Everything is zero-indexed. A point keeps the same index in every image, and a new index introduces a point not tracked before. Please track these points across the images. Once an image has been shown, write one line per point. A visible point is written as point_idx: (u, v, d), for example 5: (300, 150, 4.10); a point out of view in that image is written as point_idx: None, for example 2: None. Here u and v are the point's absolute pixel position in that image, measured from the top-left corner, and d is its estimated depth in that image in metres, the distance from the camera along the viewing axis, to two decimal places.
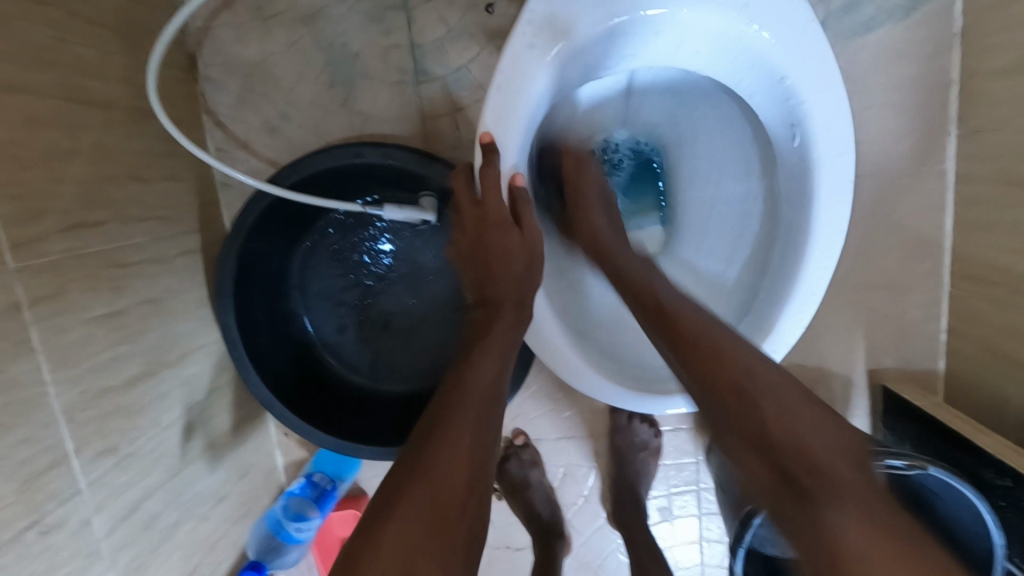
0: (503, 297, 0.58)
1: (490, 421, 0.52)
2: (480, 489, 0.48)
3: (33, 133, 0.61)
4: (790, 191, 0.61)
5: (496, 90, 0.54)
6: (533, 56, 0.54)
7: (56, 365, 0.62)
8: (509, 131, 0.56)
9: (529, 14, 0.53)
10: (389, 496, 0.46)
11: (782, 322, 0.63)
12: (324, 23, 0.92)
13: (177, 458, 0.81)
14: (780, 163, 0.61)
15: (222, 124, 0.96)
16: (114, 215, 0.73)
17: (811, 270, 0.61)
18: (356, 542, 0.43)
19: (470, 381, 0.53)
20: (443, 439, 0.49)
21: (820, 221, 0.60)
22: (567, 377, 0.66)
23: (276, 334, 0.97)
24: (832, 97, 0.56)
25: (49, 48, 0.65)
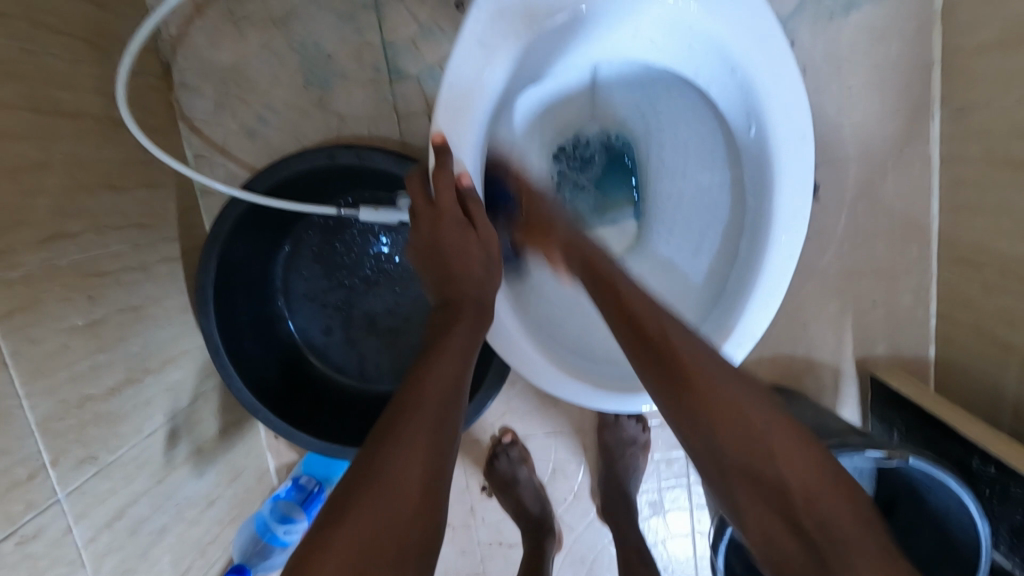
0: (465, 298, 0.58)
1: (446, 422, 0.52)
2: (435, 489, 0.48)
3: (0, 148, 0.62)
4: (753, 180, 0.61)
5: (448, 88, 0.56)
6: (483, 55, 0.55)
7: (32, 378, 0.63)
8: (464, 129, 0.57)
9: (476, 12, 0.54)
10: (342, 501, 0.46)
11: (747, 317, 0.62)
12: (296, 25, 0.91)
13: (163, 463, 0.82)
14: (741, 153, 0.61)
15: (199, 130, 0.96)
16: (90, 225, 0.74)
17: (774, 263, 0.61)
18: (305, 550, 0.43)
19: (427, 382, 0.53)
20: (398, 442, 0.48)
21: (783, 210, 0.59)
22: (533, 379, 0.66)
23: (260, 339, 0.97)
24: (789, 85, 0.56)
25: (14, 61, 0.66)
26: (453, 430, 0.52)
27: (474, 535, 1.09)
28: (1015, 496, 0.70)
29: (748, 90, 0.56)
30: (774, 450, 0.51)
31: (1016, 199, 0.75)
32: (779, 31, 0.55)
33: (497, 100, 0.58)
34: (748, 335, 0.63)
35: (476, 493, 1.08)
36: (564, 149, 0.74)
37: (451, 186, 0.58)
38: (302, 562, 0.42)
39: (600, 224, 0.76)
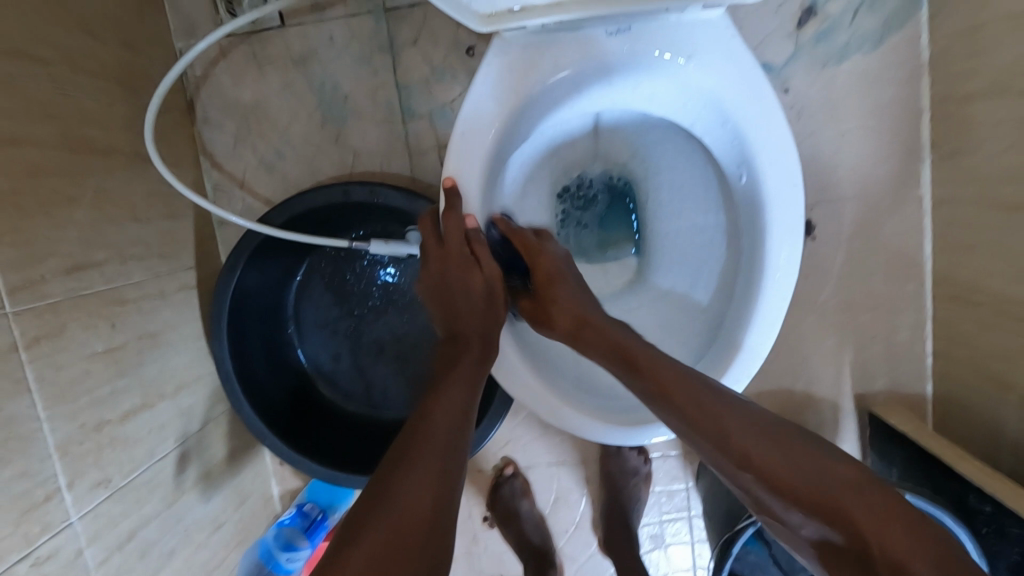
0: (467, 332, 0.62)
1: (454, 451, 0.53)
2: (445, 514, 0.50)
3: (36, 183, 0.66)
4: (747, 223, 0.64)
5: (458, 137, 0.60)
6: (491, 105, 0.59)
7: (55, 401, 0.65)
8: (470, 174, 0.61)
9: (487, 68, 0.59)
10: (355, 526, 0.47)
11: (749, 342, 0.64)
12: (315, 67, 0.97)
13: (173, 487, 0.83)
14: (736, 198, 0.65)
15: (219, 164, 1.01)
16: (114, 255, 0.78)
17: (767, 306, 0.63)
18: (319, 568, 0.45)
19: (436, 412, 0.55)
20: (412, 468, 0.51)
21: (775, 255, 0.62)
22: (538, 412, 0.67)
23: (271, 365, 1.00)
24: (777, 133, 0.59)
25: (52, 103, 0.70)
26: (462, 457, 0.54)
27: (475, 564, 1.09)
28: (1010, 533, 0.71)
29: (740, 138, 0.60)
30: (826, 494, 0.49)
31: (1008, 240, 0.78)
32: (767, 87, 0.58)
33: (503, 143, 0.62)
34: (744, 373, 0.64)
35: (478, 522, 1.08)
36: (567, 189, 0.77)
37: (460, 227, 0.61)
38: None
39: (604, 259, 0.79)
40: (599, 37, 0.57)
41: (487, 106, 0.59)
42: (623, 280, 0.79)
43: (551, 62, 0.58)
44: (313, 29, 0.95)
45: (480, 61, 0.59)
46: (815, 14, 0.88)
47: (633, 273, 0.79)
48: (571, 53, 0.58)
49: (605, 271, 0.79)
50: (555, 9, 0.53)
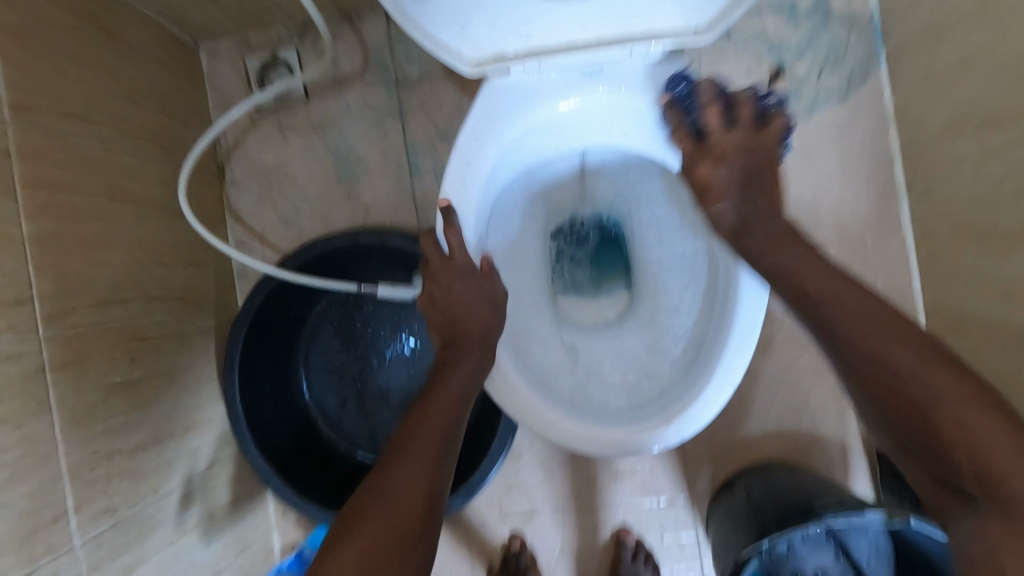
0: (468, 336, 0.65)
1: (447, 447, 0.58)
2: (436, 506, 0.54)
3: (77, 225, 0.74)
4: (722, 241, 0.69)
5: (454, 165, 0.64)
6: (482, 135, 0.64)
7: (71, 425, 0.69)
8: (468, 197, 0.65)
9: (481, 104, 0.64)
10: (355, 514, 0.51)
11: (728, 356, 0.64)
12: (333, 132, 1.08)
13: (175, 526, 0.84)
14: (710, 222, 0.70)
15: (243, 220, 1.10)
16: (139, 295, 0.84)
17: (743, 312, 0.65)
18: (320, 558, 0.48)
19: (430, 413, 0.60)
20: (407, 461, 0.55)
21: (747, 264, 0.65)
22: (531, 425, 0.65)
23: (278, 410, 1.03)
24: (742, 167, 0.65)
25: (99, 158, 0.80)
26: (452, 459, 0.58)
27: None
28: None
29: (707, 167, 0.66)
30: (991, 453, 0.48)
31: (989, 268, 0.81)
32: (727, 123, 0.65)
33: (495, 170, 0.67)
34: (728, 381, 0.63)
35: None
36: (561, 229, 0.83)
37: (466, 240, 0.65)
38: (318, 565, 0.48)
39: (598, 293, 0.84)
40: (579, 80, 0.64)
41: (481, 136, 0.64)
42: (616, 311, 0.82)
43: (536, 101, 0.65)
44: (332, 101, 1.07)
45: (474, 100, 0.64)
46: (782, 73, 0.97)
47: (624, 307, 0.82)
48: (550, 90, 0.65)
49: (598, 304, 0.83)
50: (531, 58, 0.61)
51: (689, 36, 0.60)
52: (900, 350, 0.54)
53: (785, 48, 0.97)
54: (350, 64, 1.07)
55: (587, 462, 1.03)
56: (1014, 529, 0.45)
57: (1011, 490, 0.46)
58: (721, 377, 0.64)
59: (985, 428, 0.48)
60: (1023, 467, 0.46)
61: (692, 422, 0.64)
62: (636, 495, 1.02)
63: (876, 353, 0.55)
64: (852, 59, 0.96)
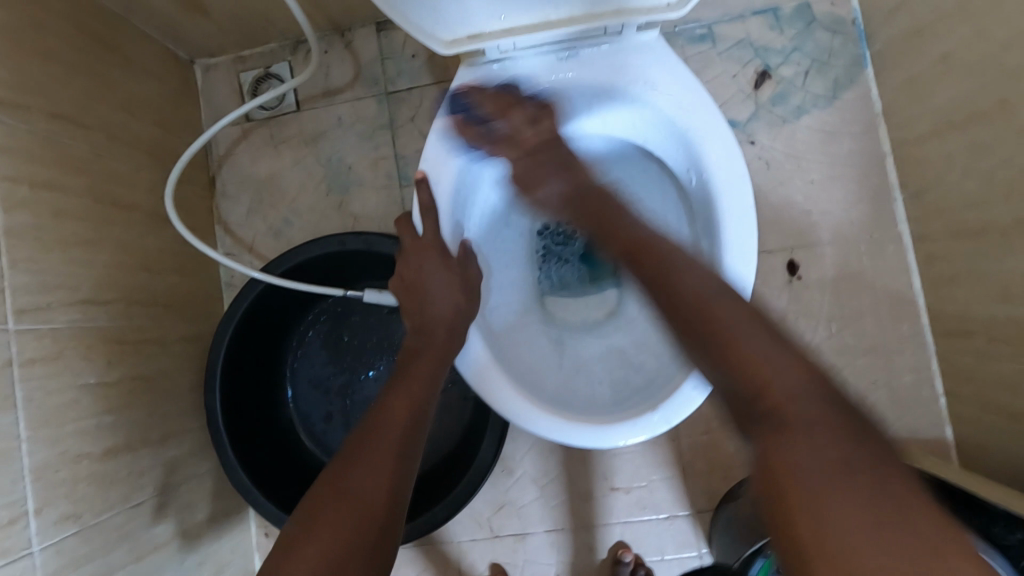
0: (440, 317, 0.64)
1: (410, 442, 0.57)
2: (399, 501, 0.53)
3: (58, 224, 0.74)
4: (705, 220, 0.66)
5: (435, 136, 0.64)
6: (458, 118, 0.64)
7: (39, 424, 0.67)
8: (445, 178, 0.64)
9: (457, 89, 0.64)
10: (314, 512, 0.50)
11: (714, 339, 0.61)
12: (324, 144, 1.08)
13: (146, 539, 0.80)
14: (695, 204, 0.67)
15: (232, 231, 1.09)
16: (121, 297, 0.82)
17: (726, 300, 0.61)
18: (277, 557, 0.47)
19: (392, 408, 0.59)
20: (369, 457, 0.54)
21: (731, 243, 0.62)
22: (509, 416, 0.62)
23: (262, 423, 1.00)
24: (723, 142, 0.62)
25: (87, 160, 0.80)
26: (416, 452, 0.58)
27: None
28: None
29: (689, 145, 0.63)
30: (778, 378, 0.45)
31: (987, 262, 0.78)
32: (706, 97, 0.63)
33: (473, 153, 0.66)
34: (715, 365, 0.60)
35: None
36: (546, 228, 0.82)
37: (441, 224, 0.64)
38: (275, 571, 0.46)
39: (586, 294, 0.82)
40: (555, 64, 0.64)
41: (464, 112, 0.64)
42: (604, 312, 0.80)
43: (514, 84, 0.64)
44: (323, 113, 1.09)
45: (450, 86, 0.64)
46: (768, 77, 0.98)
47: (612, 307, 0.80)
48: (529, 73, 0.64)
49: (587, 304, 0.81)
50: (507, 34, 0.61)
51: (662, 9, 0.59)
52: (716, 290, 0.54)
53: (769, 54, 0.98)
54: (342, 77, 1.08)
55: (582, 477, 0.99)
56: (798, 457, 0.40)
57: (782, 404, 0.43)
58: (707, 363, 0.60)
59: (767, 355, 0.47)
60: (801, 391, 0.44)
61: (676, 412, 0.61)
62: (633, 512, 0.97)
63: (698, 302, 0.53)
64: (838, 63, 0.96)
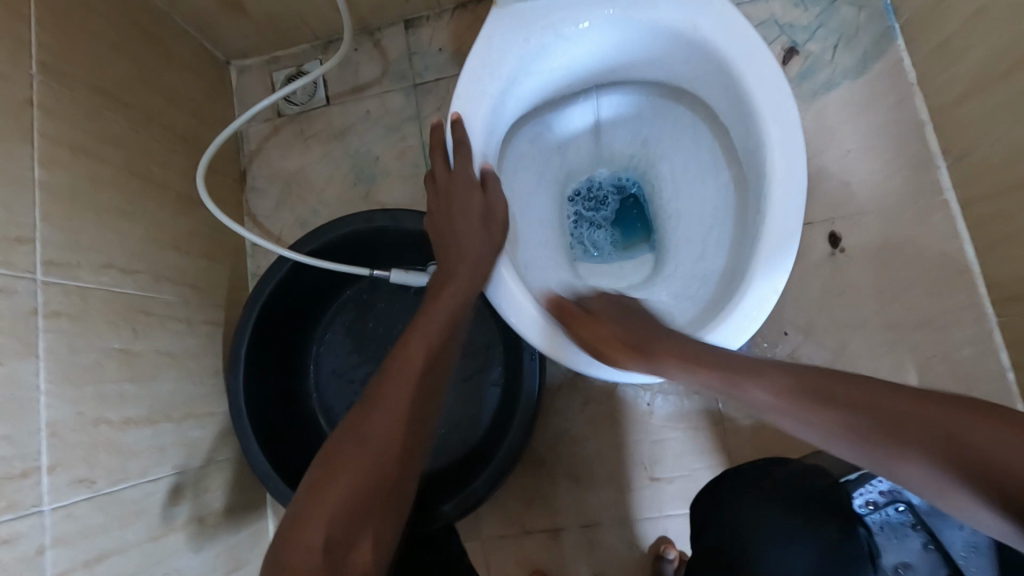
0: (469, 250, 0.62)
1: (424, 394, 0.60)
2: (411, 452, 0.58)
3: (94, 188, 0.74)
4: (746, 144, 0.62)
5: (467, 73, 0.63)
6: (490, 54, 0.63)
7: (60, 379, 0.64)
8: (478, 115, 0.63)
9: (488, 26, 0.63)
10: (334, 462, 0.54)
11: (760, 265, 0.57)
12: (352, 137, 1.10)
13: (161, 520, 0.76)
14: (735, 129, 0.64)
15: (261, 223, 1.10)
16: (149, 269, 0.82)
17: (777, 223, 0.57)
18: (302, 502, 0.53)
19: (411, 358, 0.61)
20: (385, 410, 0.57)
21: (776, 162, 0.58)
22: (547, 351, 0.60)
23: (284, 412, 0.97)
24: (762, 61, 0.58)
25: (124, 134, 0.82)
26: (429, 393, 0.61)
27: None
28: None
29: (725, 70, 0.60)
30: None
31: None
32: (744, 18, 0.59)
33: (505, 92, 0.64)
34: (769, 290, 0.56)
35: None
36: (579, 192, 0.83)
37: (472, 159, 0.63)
38: (299, 516, 0.52)
39: (621, 258, 0.81)
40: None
41: (494, 50, 0.63)
42: (641, 274, 0.78)
43: (548, 18, 0.62)
44: (352, 108, 1.11)
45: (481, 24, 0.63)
46: (796, 53, 0.97)
47: (649, 269, 0.78)
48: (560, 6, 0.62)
49: (622, 267, 0.80)
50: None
51: None
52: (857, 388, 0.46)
53: (796, 31, 0.97)
54: (371, 73, 1.11)
55: (618, 466, 0.94)
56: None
57: None
58: (755, 291, 0.57)
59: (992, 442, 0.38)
60: None
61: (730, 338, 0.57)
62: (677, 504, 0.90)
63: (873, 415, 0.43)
64: (865, 37, 0.96)
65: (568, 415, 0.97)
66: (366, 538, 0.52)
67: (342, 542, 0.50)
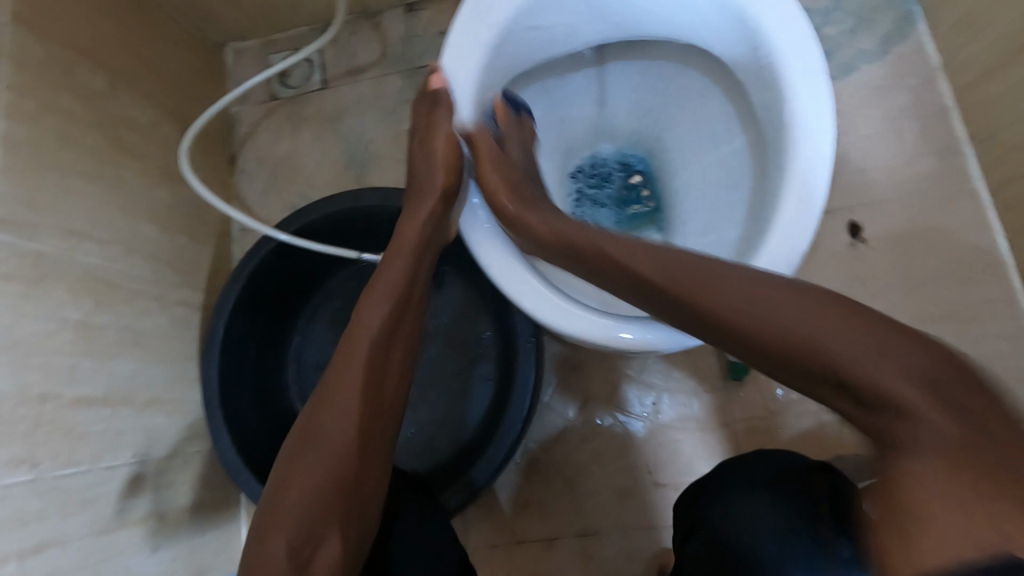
0: (409, 236, 0.60)
1: (380, 373, 0.56)
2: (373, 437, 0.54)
3: (62, 149, 0.70)
4: (763, 97, 0.57)
5: (460, 20, 0.58)
6: (486, 0, 0.58)
7: (6, 346, 0.59)
8: (471, 68, 0.59)
9: None
10: (293, 462, 0.52)
11: (782, 225, 0.51)
12: (347, 121, 1.06)
13: (114, 513, 0.69)
14: (751, 83, 0.59)
15: (248, 207, 1.05)
16: (118, 241, 0.76)
17: (799, 177, 0.52)
18: (268, 505, 0.51)
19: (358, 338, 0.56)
20: (335, 399, 0.54)
21: (800, 110, 0.52)
22: (534, 314, 0.56)
23: (261, 404, 0.90)
24: (782, 4, 0.54)
25: (101, 99, 0.78)
26: (391, 369, 0.57)
27: None
28: None
29: (739, 15, 0.56)
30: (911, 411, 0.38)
31: None
32: None
33: (502, 43, 0.60)
34: (791, 251, 0.51)
35: None
36: (582, 169, 0.77)
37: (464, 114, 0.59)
38: (264, 521, 0.51)
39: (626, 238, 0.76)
40: None
41: None
42: None
43: None
44: (348, 91, 1.07)
45: None
46: None
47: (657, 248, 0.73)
48: None
49: None
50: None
51: None
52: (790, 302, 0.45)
53: (811, 14, 0.93)
54: (369, 56, 1.07)
55: (619, 468, 0.88)
56: (919, 476, 0.35)
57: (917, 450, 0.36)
58: (776, 251, 0.51)
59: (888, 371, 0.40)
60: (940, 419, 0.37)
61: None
62: None
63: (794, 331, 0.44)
64: (884, 20, 0.91)
65: (566, 412, 0.90)
66: (332, 536, 0.50)
67: (305, 545, 0.49)
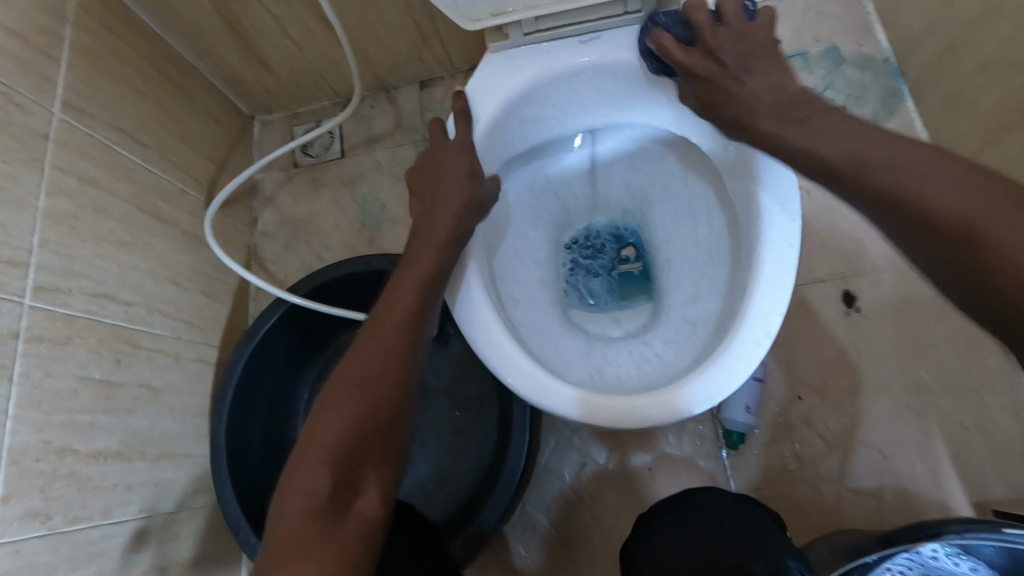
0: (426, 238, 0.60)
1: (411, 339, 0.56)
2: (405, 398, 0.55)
3: (98, 217, 0.76)
4: (740, 184, 0.62)
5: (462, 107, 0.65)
6: (484, 92, 0.65)
7: (30, 404, 0.63)
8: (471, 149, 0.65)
9: (483, 68, 0.66)
10: (325, 415, 0.53)
11: (753, 306, 0.55)
12: (361, 186, 1.13)
13: (118, 567, 0.71)
14: (729, 172, 0.64)
15: (266, 266, 1.12)
16: (144, 303, 0.82)
17: (770, 261, 0.56)
18: (295, 458, 0.51)
19: (399, 301, 0.57)
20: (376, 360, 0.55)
21: (767, 200, 0.57)
22: (520, 394, 0.57)
23: (266, 457, 0.93)
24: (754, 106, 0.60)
25: (135, 171, 0.85)
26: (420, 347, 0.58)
27: None
28: None
29: None
30: None
31: None
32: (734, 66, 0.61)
33: (498, 128, 0.66)
34: (762, 328, 0.54)
35: None
36: (575, 241, 0.82)
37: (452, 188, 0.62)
38: (296, 462, 0.51)
39: (616, 307, 0.78)
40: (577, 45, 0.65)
41: (487, 90, 0.65)
42: (637, 324, 0.75)
43: (539, 62, 0.65)
44: (363, 160, 1.14)
45: (476, 66, 0.66)
46: None
47: (646, 319, 0.75)
48: (552, 52, 0.65)
49: (616, 317, 0.77)
50: (531, 11, 0.62)
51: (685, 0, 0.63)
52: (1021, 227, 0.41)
53: None
54: (384, 127, 1.15)
55: (616, 532, 0.88)
56: None
57: None
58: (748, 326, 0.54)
59: None
60: None
61: (721, 385, 0.54)
62: None
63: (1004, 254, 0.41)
64: (873, 96, 0.95)
65: (563, 476, 0.91)
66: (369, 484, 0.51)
67: (343, 487, 0.49)
